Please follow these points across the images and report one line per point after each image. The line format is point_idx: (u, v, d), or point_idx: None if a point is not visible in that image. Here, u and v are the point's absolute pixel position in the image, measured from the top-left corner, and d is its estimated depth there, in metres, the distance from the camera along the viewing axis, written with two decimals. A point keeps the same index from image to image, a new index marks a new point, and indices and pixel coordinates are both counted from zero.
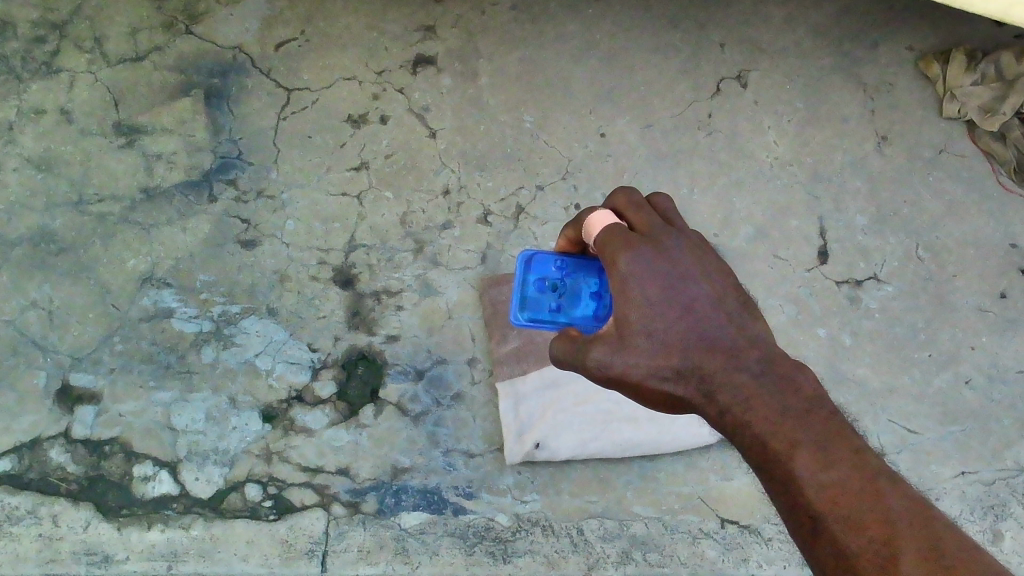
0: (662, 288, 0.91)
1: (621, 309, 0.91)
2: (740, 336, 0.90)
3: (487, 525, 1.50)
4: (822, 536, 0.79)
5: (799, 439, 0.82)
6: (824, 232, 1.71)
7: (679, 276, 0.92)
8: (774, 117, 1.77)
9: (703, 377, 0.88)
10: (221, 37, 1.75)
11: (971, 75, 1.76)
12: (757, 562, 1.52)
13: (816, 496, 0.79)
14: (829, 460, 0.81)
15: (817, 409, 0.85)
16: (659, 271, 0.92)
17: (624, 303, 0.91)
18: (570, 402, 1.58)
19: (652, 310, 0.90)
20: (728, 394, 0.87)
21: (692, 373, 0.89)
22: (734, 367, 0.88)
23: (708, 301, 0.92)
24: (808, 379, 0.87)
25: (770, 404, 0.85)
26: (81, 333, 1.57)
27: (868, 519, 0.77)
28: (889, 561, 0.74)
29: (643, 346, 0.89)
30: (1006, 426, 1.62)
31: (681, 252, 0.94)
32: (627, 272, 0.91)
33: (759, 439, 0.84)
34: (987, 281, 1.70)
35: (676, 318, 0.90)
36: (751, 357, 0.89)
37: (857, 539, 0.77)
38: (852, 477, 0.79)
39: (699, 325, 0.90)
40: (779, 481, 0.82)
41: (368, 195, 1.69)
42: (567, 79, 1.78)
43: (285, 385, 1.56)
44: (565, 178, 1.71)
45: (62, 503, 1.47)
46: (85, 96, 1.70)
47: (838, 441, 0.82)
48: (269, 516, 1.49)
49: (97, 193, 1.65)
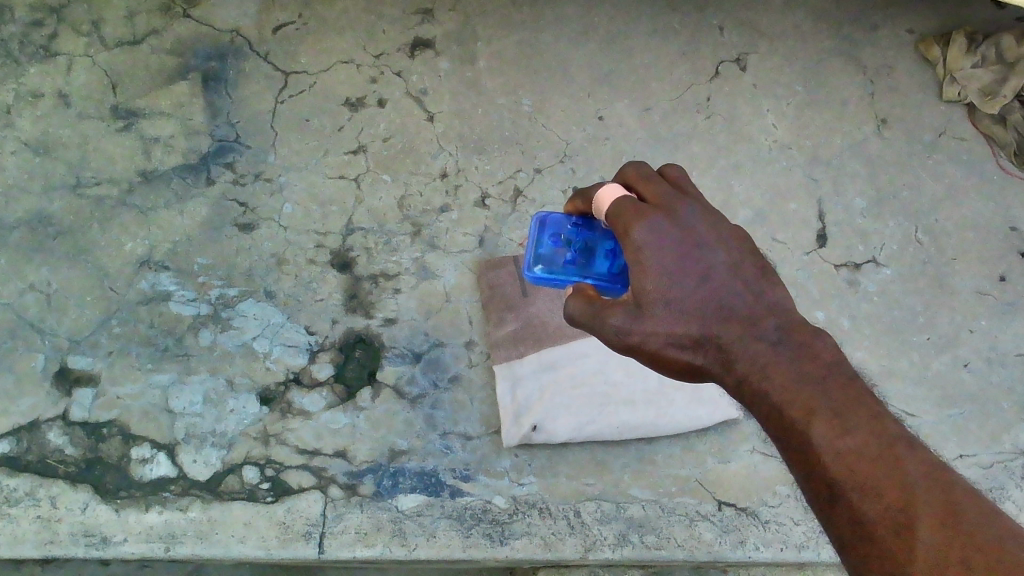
0: (678, 258, 0.93)
1: (636, 279, 0.93)
2: (757, 304, 0.93)
3: (484, 507, 1.50)
4: (838, 502, 0.81)
5: (816, 407, 0.84)
6: (823, 216, 1.70)
7: (694, 244, 0.95)
8: (772, 100, 1.77)
9: (721, 346, 0.91)
10: (220, 20, 1.74)
11: (970, 58, 1.75)
12: (754, 545, 1.53)
13: (832, 464, 0.81)
14: (847, 426, 0.83)
15: (834, 374, 0.87)
16: (673, 242, 0.94)
17: (641, 273, 0.93)
18: (567, 385, 1.57)
19: (668, 279, 0.92)
20: (745, 363, 0.90)
21: (709, 342, 0.92)
22: (751, 335, 0.91)
23: (724, 268, 0.95)
24: (825, 343, 0.90)
25: (786, 372, 0.88)
26: (79, 316, 1.57)
27: (885, 486, 0.79)
28: (905, 527, 0.76)
29: (660, 315, 0.92)
30: (1005, 410, 1.61)
31: (695, 221, 0.96)
32: (641, 242, 0.93)
33: (776, 407, 0.87)
34: (987, 264, 1.70)
35: (692, 286, 0.93)
36: (768, 324, 0.92)
37: (873, 506, 0.79)
38: (868, 444, 0.81)
39: (715, 294, 0.93)
40: (797, 449, 0.84)
41: (366, 177, 1.68)
42: (565, 60, 1.78)
43: (283, 367, 1.56)
44: (563, 161, 1.71)
45: (60, 485, 1.47)
46: (83, 79, 1.69)
47: (857, 407, 0.84)
48: (267, 498, 1.49)
49: (94, 176, 1.65)
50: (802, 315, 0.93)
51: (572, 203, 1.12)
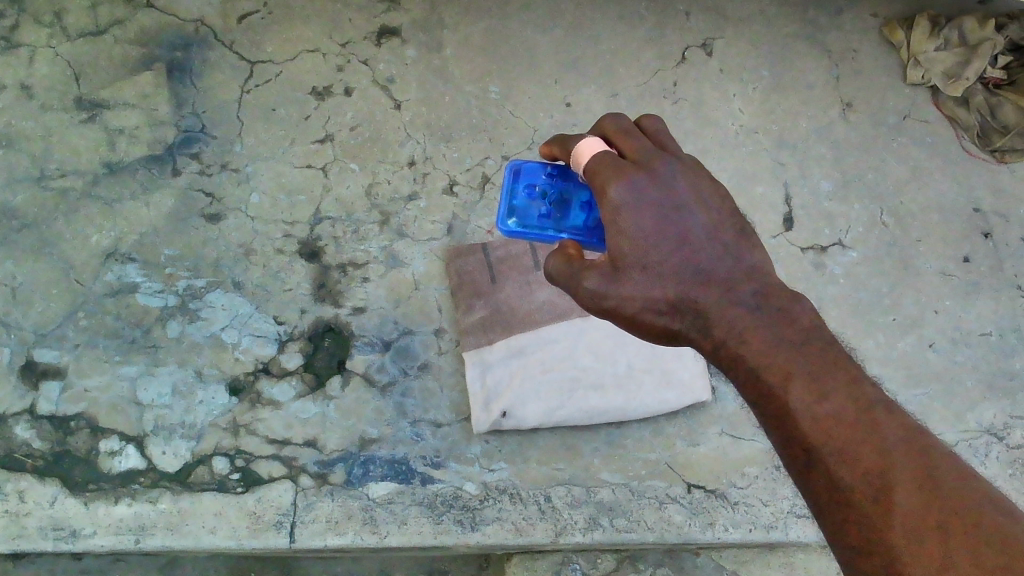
0: (655, 219, 0.93)
1: (614, 240, 0.94)
2: (737, 267, 0.93)
3: (455, 494, 1.50)
4: (816, 467, 0.84)
5: (793, 372, 0.87)
6: (790, 199, 1.71)
7: (673, 205, 0.94)
8: (739, 84, 1.77)
9: (699, 311, 0.92)
10: (183, 10, 1.73)
11: (934, 41, 1.76)
12: (723, 526, 1.53)
13: (810, 428, 0.84)
14: (823, 391, 0.85)
15: (812, 339, 0.90)
16: (651, 201, 0.93)
17: (618, 235, 0.93)
18: (536, 370, 1.57)
19: (645, 242, 0.93)
20: (723, 328, 0.91)
21: (687, 306, 0.92)
22: (729, 300, 0.92)
23: (704, 229, 0.94)
24: (804, 309, 0.92)
25: (763, 336, 0.90)
26: (45, 309, 1.57)
27: (861, 449, 0.82)
28: (882, 492, 0.80)
29: (636, 279, 0.92)
30: (969, 388, 1.63)
31: (674, 179, 0.95)
32: (619, 202, 0.93)
33: (754, 372, 0.89)
34: (951, 245, 1.71)
35: (669, 250, 0.92)
36: (746, 289, 0.93)
37: (850, 471, 0.82)
38: (845, 408, 0.84)
39: (693, 257, 0.93)
40: (775, 414, 0.87)
41: (333, 166, 1.68)
42: (532, 46, 1.78)
43: (251, 357, 1.56)
44: (530, 148, 1.71)
45: (28, 479, 1.47)
46: (45, 70, 1.68)
47: (834, 372, 0.87)
48: (237, 489, 1.48)
49: (59, 168, 1.64)
50: (780, 278, 0.95)
51: (545, 149, 1.10)
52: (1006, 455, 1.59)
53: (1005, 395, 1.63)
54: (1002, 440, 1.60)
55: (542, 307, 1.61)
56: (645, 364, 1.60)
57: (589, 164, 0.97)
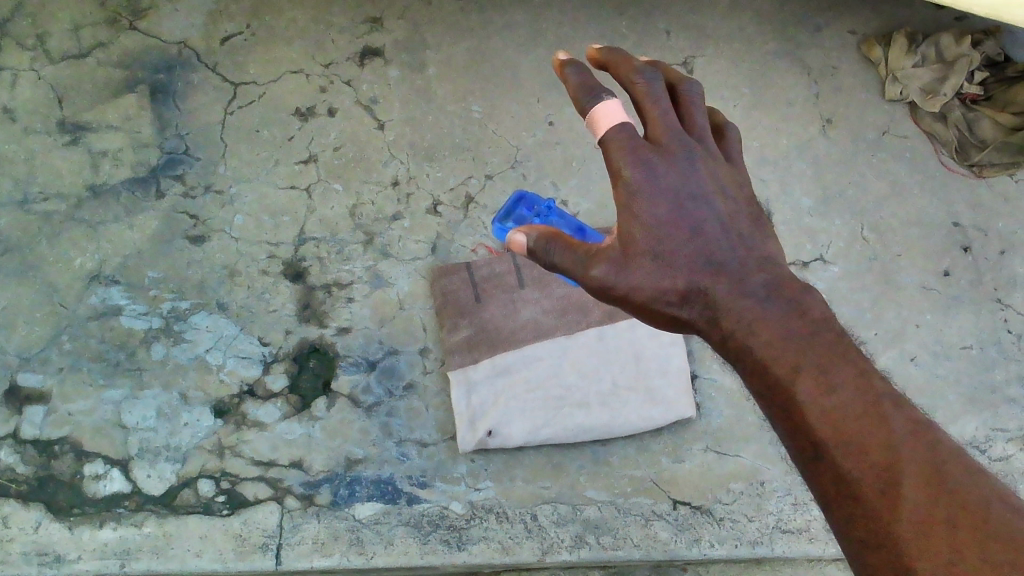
0: (670, 209, 0.93)
1: (625, 227, 0.94)
2: (748, 258, 0.94)
3: (441, 513, 1.51)
4: (823, 460, 0.81)
5: (801, 365, 0.85)
6: (772, 215, 1.69)
7: (690, 193, 0.94)
8: (721, 101, 1.76)
9: (708, 302, 0.92)
10: (166, 33, 1.74)
11: (912, 58, 1.75)
12: (709, 542, 1.53)
13: (815, 421, 0.82)
14: (833, 383, 0.83)
15: (823, 331, 0.87)
16: (670, 187, 0.94)
17: (633, 222, 0.94)
18: (522, 389, 1.57)
19: (659, 231, 0.93)
20: (732, 320, 0.91)
21: (697, 298, 0.93)
22: (739, 291, 0.91)
23: (718, 220, 0.95)
24: (816, 300, 0.90)
25: (772, 327, 0.88)
26: (28, 333, 1.57)
27: (871, 444, 0.80)
28: (890, 487, 0.78)
29: (647, 267, 0.93)
30: (951, 402, 1.61)
31: (693, 164, 0.95)
32: (634, 186, 0.93)
33: (761, 363, 0.87)
34: (930, 259, 1.69)
35: (682, 239, 0.93)
36: (757, 280, 0.92)
37: (858, 465, 0.79)
38: (855, 401, 0.82)
39: (706, 248, 0.93)
40: (782, 407, 0.85)
41: (317, 187, 1.68)
42: (513, 66, 1.78)
43: (236, 379, 1.56)
44: (514, 167, 1.71)
45: (11, 504, 1.48)
46: (28, 93, 1.69)
47: (845, 364, 0.84)
48: (223, 511, 1.49)
49: (42, 192, 1.64)
50: (791, 270, 0.94)
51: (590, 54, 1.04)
52: (990, 467, 1.58)
53: (987, 409, 1.62)
54: (984, 453, 1.59)
55: (525, 325, 1.61)
56: (630, 382, 1.59)
57: (608, 135, 0.95)
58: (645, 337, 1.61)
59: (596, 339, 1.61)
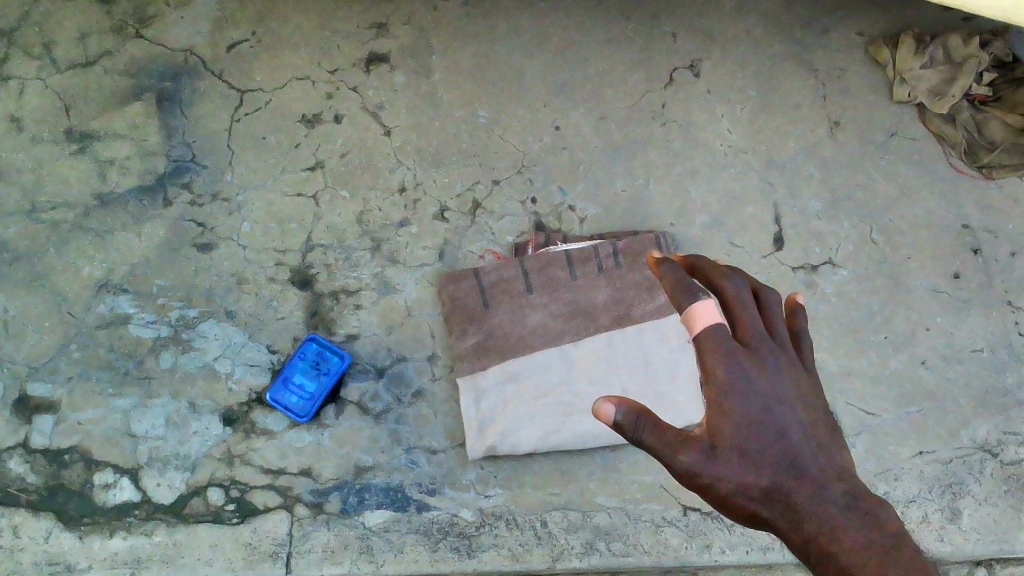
0: (760, 407, 0.75)
1: (713, 418, 0.75)
2: (831, 467, 0.74)
3: (451, 521, 1.51)
4: None
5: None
6: (780, 219, 1.69)
7: (777, 397, 0.75)
8: (728, 105, 1.74)
9: (790, 505, 0.72)
10: (172, 40, 1.73)
11: (920, 59, 1.72)
12: (719, 548, 1.53)
13: None
14: None
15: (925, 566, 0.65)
16: (762, 387, 0.75)
17: (719, 415, 0.75)
18: (530, 396, 1.57)
19: (751, 427, 0.74)
20: (815, 525, 0.70)
21: (779, 497, 0.72)
22: (824, 497, 0.71)
23: (802, 429, 0.75)
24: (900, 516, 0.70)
25: (856, 535, 0.68)
26: (37, 342, 1.58)
27: None
28: None
29: (736, 464, 0.73)
30: (961, 405, 1.61)
31: (783, 373, 0.76)
32: (724, 386, 0.75)
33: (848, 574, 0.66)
34: (940, 262, 1.68)
35: (769, 444, 0.74)
36: (838, 490, 0.72)
37: None
38: None
39: (791, 450, 0.74)
40: None
41: (324, 194, 1.68)
42: (520, 71, 1.75)
43: (245, 387, 1.57)
44: (520, 172, 1.70)
45: (21, 514, 1.49)
46: (35, 102, 1.69)
47: None
48: (233, 520, 1.50)
49: (49, 201, 1.65)
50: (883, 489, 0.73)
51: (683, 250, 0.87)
52: (1000, 471, 1.59)
53: (997, 412, 1.61)
54: (996, 457, 1.59)
55: (534, 331, 1.59)
56: (640, 387, 1.57)
57: (704, 334, 0.76)
58: (653, 342, 1.59)
59: (605, 344, 1.59)
